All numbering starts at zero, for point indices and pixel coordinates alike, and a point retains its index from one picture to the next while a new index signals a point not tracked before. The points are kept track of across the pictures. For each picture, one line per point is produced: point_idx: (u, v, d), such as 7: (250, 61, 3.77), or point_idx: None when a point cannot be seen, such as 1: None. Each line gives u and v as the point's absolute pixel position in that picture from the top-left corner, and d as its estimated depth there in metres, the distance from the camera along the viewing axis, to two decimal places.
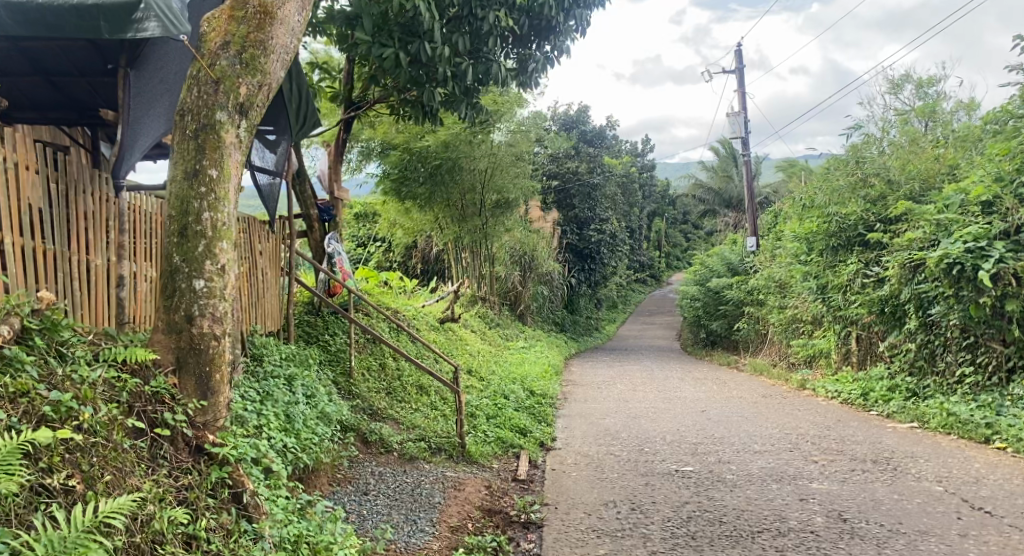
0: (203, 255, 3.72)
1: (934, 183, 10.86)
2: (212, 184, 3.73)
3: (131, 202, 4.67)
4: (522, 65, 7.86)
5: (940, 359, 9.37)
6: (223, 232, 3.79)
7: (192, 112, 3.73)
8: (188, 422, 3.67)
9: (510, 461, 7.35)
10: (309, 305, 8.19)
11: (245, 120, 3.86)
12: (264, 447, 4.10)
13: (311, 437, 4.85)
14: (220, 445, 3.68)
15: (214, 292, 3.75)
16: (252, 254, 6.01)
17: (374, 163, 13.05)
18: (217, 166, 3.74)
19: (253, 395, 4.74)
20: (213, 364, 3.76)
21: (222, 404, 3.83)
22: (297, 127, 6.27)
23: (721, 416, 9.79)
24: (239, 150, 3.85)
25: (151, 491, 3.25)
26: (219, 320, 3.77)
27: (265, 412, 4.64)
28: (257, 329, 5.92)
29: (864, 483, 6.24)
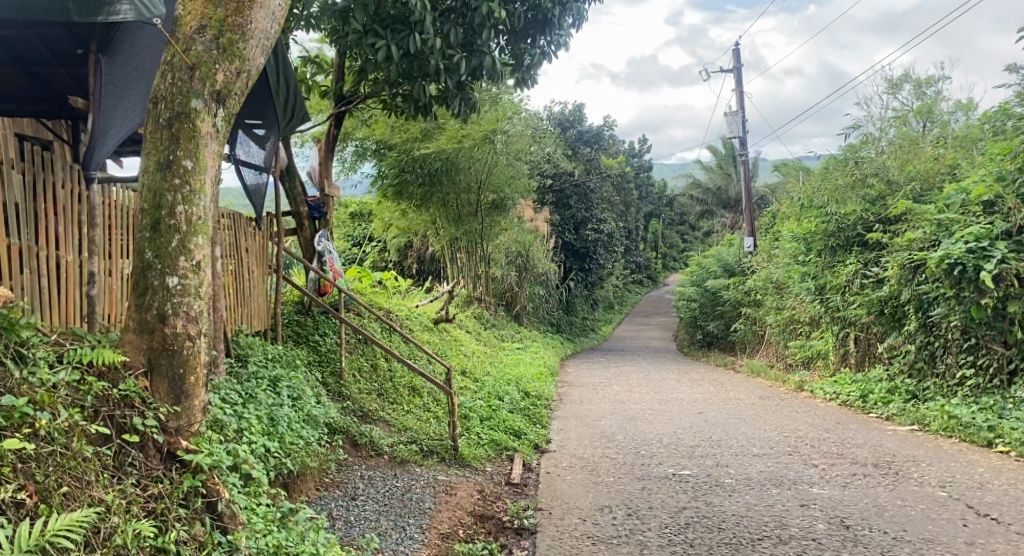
0: (177, 251, 3.55)
1: (935, 182, 10.72)
2: (187, 176, 3.56)
3: (107, 196, 4.50)
4: (517, 60, 7.72)
5: (941, 361, 9.23)
6: (199, 227, 3.62)
7: (166, 100, 3.55)
8: (160, 427, 3.51)
9: (503, 464, 7.18)
10: (298, 304, 8.01)
11: (222, 108, 3.69)
12: (244, 452, 3.93)
13: (295, 441, 4.68)
14: (195, 451, 3.53)
15: (189, 290, 3.58)
16: (238, 251, 5.82)
17: (369, 163, 12.90)
18: (192, 157, 3.57)
19: (236, 397, 4.56)
20: (187, 366, 3.59)
21: (198, 407, 3.66)
22: (285, 122, 6.07)
23: (719, 418, 9.64)
24: (216, 141, 3.68)
25: (113, 503, 3.13)
26: (193, 319, 3.60)
27: (246, 415, 4.46)
28: (242, 328, 5.76)
29: (866, 488, 6.09)
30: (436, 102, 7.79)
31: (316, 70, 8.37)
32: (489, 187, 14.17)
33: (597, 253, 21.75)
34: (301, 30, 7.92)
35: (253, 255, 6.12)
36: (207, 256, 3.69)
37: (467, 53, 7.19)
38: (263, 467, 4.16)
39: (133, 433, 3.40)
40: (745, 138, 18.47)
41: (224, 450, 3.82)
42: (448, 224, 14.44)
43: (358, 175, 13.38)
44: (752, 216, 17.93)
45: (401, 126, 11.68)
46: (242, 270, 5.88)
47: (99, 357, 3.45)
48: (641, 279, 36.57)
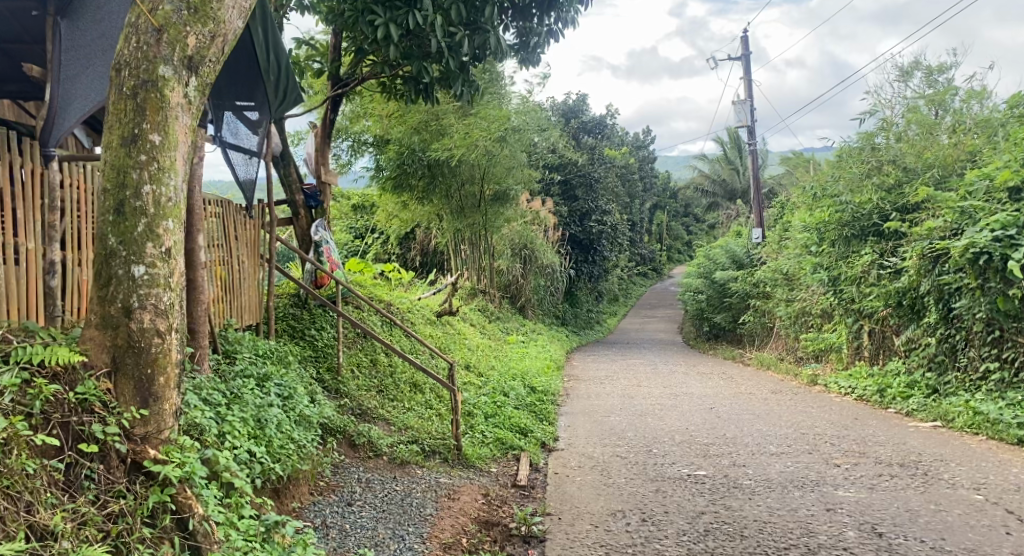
0: (143, 236, 3.24)
1: (956, 170, 10.32)
2: (155, 152, 3.24)
3: (73, 178, 4.14)
4: (523, 40, 7.40)
5: (962, 354, 8.86)
6: (168, 209, 3.31)
7: (130, 66, 3.23)
8: (124, 433, 3.23)
9: (509, 464, 6.84)
10: (295, 297, 7.67)
11: (195, 76, 3.36)
12: (225, 457, 3.58)
13: (285, 445, 4.33)
14: (164, 461, 3.23)
15: (158, 280, 3.28)
16: (227, 239, 5.47)
17: (366, 157, 12.70)
18: (160, 130, 3.25)
19: (221, 398, 4.22)
20: (155, 365, 3.28)
21: (170, 411, 3.36)
22: (277, 103, 5.66)
23: (730, 414, 9.29)
24: (188, 113, 3.36)
25: (63, 527, 2.91)
26: (162, 313, 3.29)
27: (230, 417, 4.11)
28: (232, 322, 5.44)
29: (895, 491, 5.76)
30: (438, 83, 7.44)
31: (311, 55, 7.92)
32: (493, 177, 13.78)
33: (602, 244, 21.36)
34: (295, 12, 7.52)
35: (244, 244, 5.77)
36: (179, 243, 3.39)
37: (470, 31, 6.83)
38: (248, 474, 3.83)
39: (91, 443, 3.13)
40: (752, 126, 18.05)
41: (205, 457, 3.51)
42: (451, 216, 14.10)
43: (357, 169, 13.16)
44: (761, 206, 17.52)
45: (401, 114, 11.32)
46: (232, 261, 5.53)
47: (52, 357, 3.18)
48: (645, 271, 36.20)
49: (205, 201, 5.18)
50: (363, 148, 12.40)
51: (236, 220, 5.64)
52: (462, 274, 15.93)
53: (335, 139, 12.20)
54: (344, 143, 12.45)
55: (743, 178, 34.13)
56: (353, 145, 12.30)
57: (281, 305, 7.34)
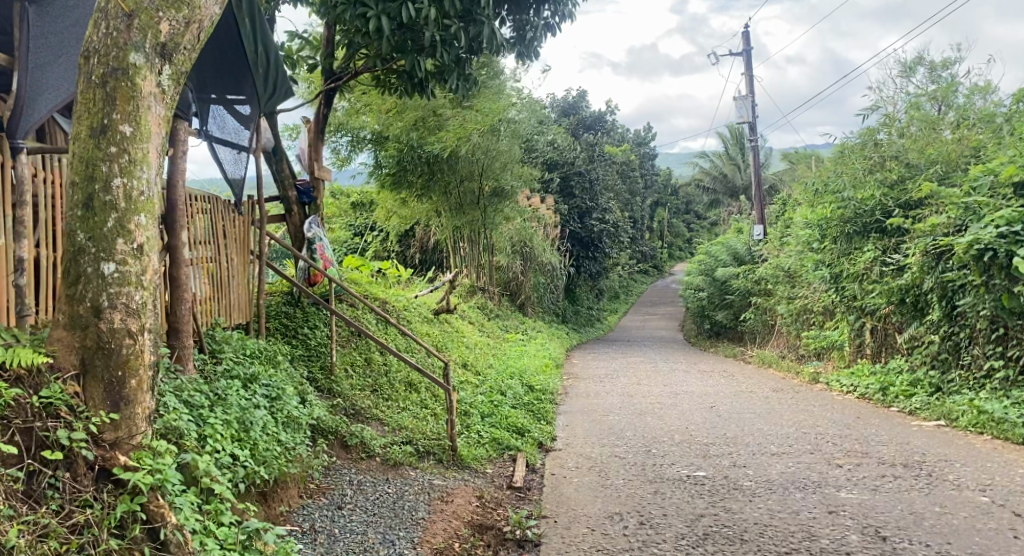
0: (113, 232, 3.22)
1: (960, 165, 10.18)
2: (125, 144, 3.21)
3: (46, 175, 4.04)
4: (519, 33, 7.27)
5: (966, 352, 8.73)
6: (140, 203, 3.28)
7: (100, 53, 3.19)
8: (92, 438, 3.18)
9: (505, 465, 6.71)
10: (287, 295, 7.54)
11: (168, 65, 3.33)
12: (204, 460, 3.49)
13: (271, 448, 4.20)
14: (135, 469, 3.18)
15: (129, 278, 3.26)
16: (216, 235, 5.33)
17: (366, 152, 12.44)
18: (131, 121, 3.22)
19: (205, 400, 4.10)
20: (126, 368, 3.26)
21: (142, 415, 3.32)
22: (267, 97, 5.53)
23: (730, 413, 9.17)
24: (162, 103, 3.33)
25: (19, 541, 2.81)
26: (134, 313, 3.26)
27: (213, 420, 3.98)
28: (219, 322, 5.31)
29: (898, 493, 5.63)
30: (433, 77, 7.31)
31: (303, 48, 7.84)
32: (492, 174, 13.64)
33: (603, 242, 21.22)
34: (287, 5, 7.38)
35: (235, 242, 5.62)
36: (151, 238, 3.35)
37: (464, 23, 6.70)
38: (231, 479, 3.72)
39: (56, 450, 3.08)
40: (754, 122, 17.89)
41: (182, 460, 3.45)
42: (450, 214, 13.96)
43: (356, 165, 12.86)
44: (762, 203, 17.37)
45: (398, 110, 11.17)
46: (221, 259, 5.40)
47: (14, 359, 3.11)
48: (646, 268, 36.06)
49: (191, 197, 5.05)
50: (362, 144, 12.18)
51: (226, 216, 5.50)
52: (461, 272, 15.80)
53: (334, 134, 11.96)
54: (343, 139, 12.20)
55: (744, 176, 33.95)
56: (352, 141, 12.09)
57: (274, 303, 7.22)
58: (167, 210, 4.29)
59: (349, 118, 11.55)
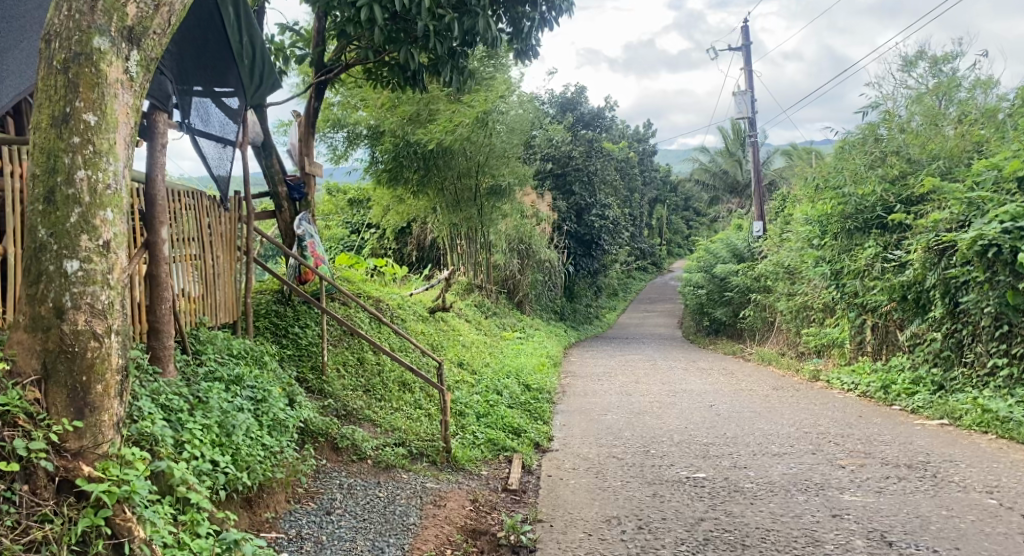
0: (77, 228, 3.14)
1: (963, 160, 10.01)
2: (88, 133, 3.15)
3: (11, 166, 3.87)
4: (516, 27, 7.11)
5: (969, 350, 8.58)
6: (106, 198, 3.21)
7: (61, 37, 3.13)
8: (56, 447, 3.08)
9: (501, 466, 6.56)
10: (278, 293, 7.38)
11: (137, 50, 3.28)
12: (179, 468, 3.37)
13: (253, 452, 4.05)
14: (100, 480, 3.06)
15: (94, 277, 3.18)
16: (200, 231, 5.16)
17: (362, 149, 12.43)
18: (94, 109, 3.15)
19: (185, 404, 3.95)
20: (90, 372, 3.16)
21: (110, 423, 3.22)
22: (254, 89, 5.40)
23: (730, 412, 9.02)
24: (129, 92, 3.27)
25: None
26: (99, 315, 3.18)
27: (191, 424, 3.84)
28: (204, 321, 5.15)
29: (903, 495, 5.48)
30: (427, 69, 7.14)
31: (295, 41, 7.59)
32: (491, 170, 13.47)
33: (601, 239, 21.06)
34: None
35: (221, 239, 5.45)
36: (117, 235, 3.27)
37: (459, 14, 6.50)
38: (210, 487, 3.60)
39: (13, 461, 2.94)
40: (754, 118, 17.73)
41: (156, 469, 3.34)
42: (447, 210, 13.80)
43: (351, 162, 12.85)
44: (762, 199, 17.21)
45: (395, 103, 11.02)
46: (207, 256, 5.23)
47: None
48: (645, 265, 35.93)
49: (172, 192, 4.88)
50: (359, 141, 12.15)
51: (212, 212, 5.34)
52: (459, 269, 15.64)
53: (331, 129, 11.97)
54: (340, 133, 12.14)
55: (743, 173, 33.75)
56: (350, 137, 12.08)
57: (264, 302, 7.06)
58: (146, 206, 4.12)
59: (345, 113, 11.53)
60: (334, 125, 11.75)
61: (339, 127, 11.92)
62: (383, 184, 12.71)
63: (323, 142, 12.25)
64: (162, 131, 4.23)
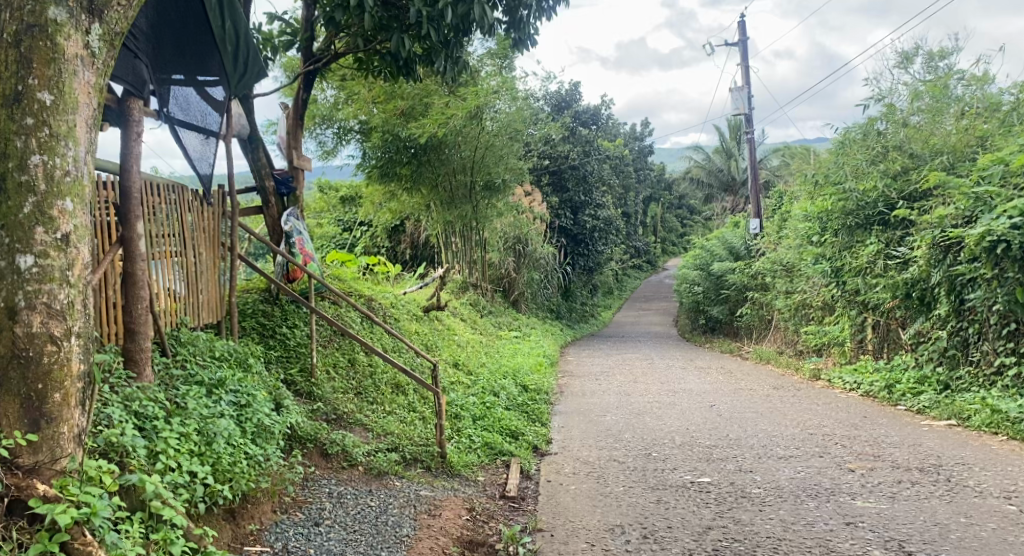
0: (30, 221, 2.93)
1: (967, 157, 9.74)
2: (42, 114, 2.95)
3: None
4: (513, 16, 6.88)
5: (975, 348, 8.38)
6: (64, 186, 3.01)
7: (12, 8, 2.94)
8: (7, 463, 2.85)
9: (498, 472, 6.32)
10: (265, 292, 7.12)
11: (98, 22, 3.10)
12: (149, 481, 3.14)
13: (235, 461, 3.79)
14: (56, 500, 2.83)
15: (51, 274, 2.97)
16: (182, 227, 4.90)
17: (352, 144, 12.09)
18: (49, 87, 2.96)
19: (161, 410, 3.71)
20: (47, 379, 2.95)
21: (69, 435, 3.02)
22: (238, 77, 5.13)
23: (732, 412, 8.79)
24: (90, 69, 3.09)
25: None
26: (57, 316, 2.98)
27: (166, 432, 3.59)
28: (186, 322, 4.89)
29: (918, 501, 5.26)
30: (420, 58, 6.92)
31: (283, 30, 7.26)
32: (485, 166, 13.18)
33: (597, 237, 20.85)
34: None
35: (203, 235, 5.19)
36: (77, 227, 3.07)
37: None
38: (187, 500, 3.36)
39: None
40: (750, 115, 17.50)
41: (125, 483, 3.12)
42: (441, 207, 13.55)
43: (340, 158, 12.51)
44: (759, 197, 16.98)
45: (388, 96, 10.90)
46: (189, 253, 4.97)
47: None
48: (640, 264, 35.74)
49: (151, 185, 4.62)
50: (349, 135, 11.83)
51: (194, 206, 5.08)
52: (453, 268, 15.40)
53: (319, 125, 11.66)
54: (329, 129, 11.83)
55: (737, 171, 33.55)
56: (339, 132, 11.76)
57: (250, 300, 6.81)
58: (120, 199, 3.88)
59: (335, 107, 11.28)
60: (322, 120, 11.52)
61: (329, 121, 11.64)
62: (375, 180, 12.42)
63: (312, 137, 11.93)
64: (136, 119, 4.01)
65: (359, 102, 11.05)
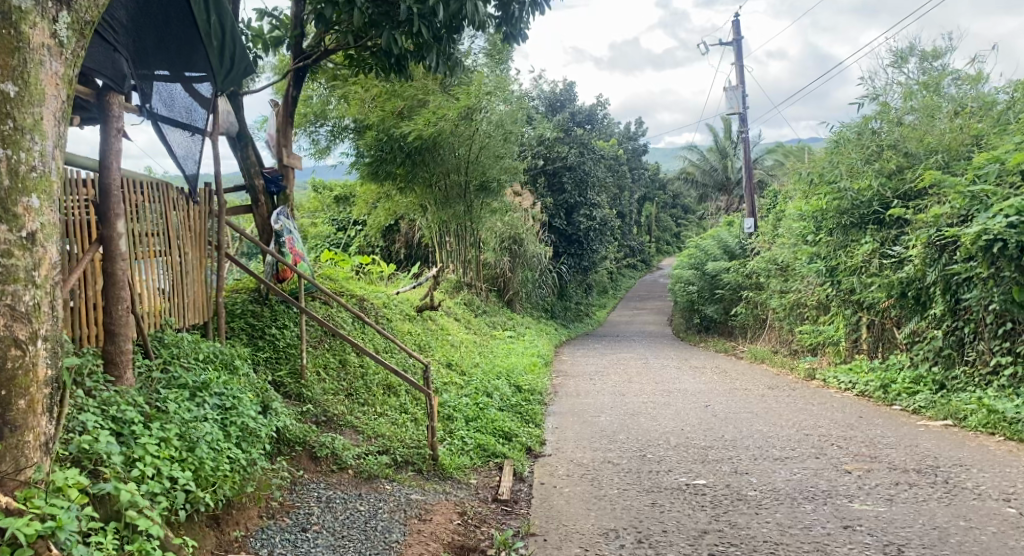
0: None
1: (961, 155, 9.65)
2: (8, 106, 2.86)
3: None
4: (505, 12, 6.81)
5: (970, 348, 8.32)
6: (30, 183, 2.92)
7: None
8: None
9: (490, 474, 6.23)
10: (255, 292, 7.01)
11: (66, 11, 3.02)
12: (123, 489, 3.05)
13: (218, 466, 3.69)
14: (20, 512, 2.74)
15: (15, 274, 2.87)
16: (167, 226, 4.79)
17: (345, 143, 12.10)
18: (15, 78, 2.87)
19: (141, 414, 3.62)
20: (11, 385, 2.86)
21: (35, 444, 2.94)
22: (225, 73, 5.04)
23: (727, 413, 8.71)
24: (58, 59, 3.00)
25: None
26: (22, 319, 2.89)
27: (145, 437, 3.50)
28: (171, 323, 4.79)
29: (916, 503, 5.19)
30: (411, 55, 6.83)
31: (272, 27, 7.15)
32: (479, 165, 13.06)
33: (591, 237, 20.78)
34: None
35: (189, 234, 5.08)
36: (44, 225, 2.99)
37: None
38: (166, 508, 3.27)
39: None
40: (744, 114, 17.45)
41: (98, 492, 3.04)
42: (436, 207, 13.46)
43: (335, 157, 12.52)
44: (754, 196, 16.92)
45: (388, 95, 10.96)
46: (174, 253, 4.86)
47: None
48: (634, 263, 35.69)
49: (134, 184, 4.51)
50: (343, 134, 11.84)
51: (180, 204, 4.98)
52: (447, 267, 15.30)
53: (311, 124, 11.74)
54: (323, 127, 11.89)
55: (731, 171, 33.52)
56: (333, 130, 11.80)
57: (239, 301, 6.70)
58: (101, 198, 3.79)
59: (327, 105, 11.36)
60: (316, 118, 11.50)
61: (322, 120, 11.67)
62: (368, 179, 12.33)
63: (306, 136, 12.01)
64: (115, 115, 3.92)
65: (356, 101, 10.99)
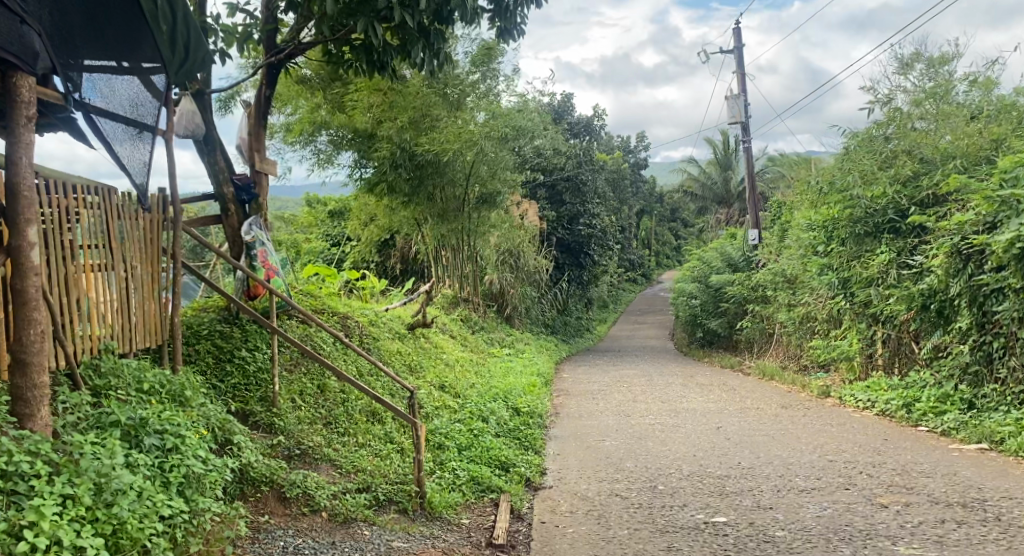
0: None
1: (981, 160, 9.04)
2: None
3: None
4: (499, 3, 6.22)
5: (1001, 365, 7.62)
6: None
7: None
8: None
9: (485, 512, 5.57)
10: (226, 311, 6.39)
11: None
12: None
13: (139, 526, 3.09)
14: None
15: None
16: (108, 235, 4.23)
17: (348, 154, 11.37)
18: None
19: (42, 467, 3.04)
20: None
21: None
22: (178, 64, 4.44)
23: (740, 436, 8.05)
24: None
25: None
26: None
27: (44, 498, 2.91)
28: (112, 346, 4.21)
29: (971, 547, 4.53)
30: (395, 50, 6.26)
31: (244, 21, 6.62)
32: (473, 176, 12.46)
33: (591, 249, 20.17)
34: None
35: (139, 246, 4.51)
36: None
37: None
38: None
39: None
40: (747, 123, 16.87)
41: None
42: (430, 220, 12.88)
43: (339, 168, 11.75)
44: (758, 207, 16.32)
45: (388, 106, 10.41)
46: (119, 266, 4.30)
47: None
48: (635, 277, 35.09)
49: (68, 187, 3.98)
50: (342, 143, 11.07)
51: (124, 211, 4.40)
52: (443, 282, 14.68)
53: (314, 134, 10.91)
54: (323, 137, 11.12)
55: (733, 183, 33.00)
56: (334, 141, 11.05)
57: (206, 321, 6.08)
58: (9, 202, 3.23)
59: (333, 115, 10.41)
60: (320, 128, 10.72)
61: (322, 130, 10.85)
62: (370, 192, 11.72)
63: (305, 149, 11.32)
64: (25, 100, 3.37)
65: (353, 111, 10.34)
